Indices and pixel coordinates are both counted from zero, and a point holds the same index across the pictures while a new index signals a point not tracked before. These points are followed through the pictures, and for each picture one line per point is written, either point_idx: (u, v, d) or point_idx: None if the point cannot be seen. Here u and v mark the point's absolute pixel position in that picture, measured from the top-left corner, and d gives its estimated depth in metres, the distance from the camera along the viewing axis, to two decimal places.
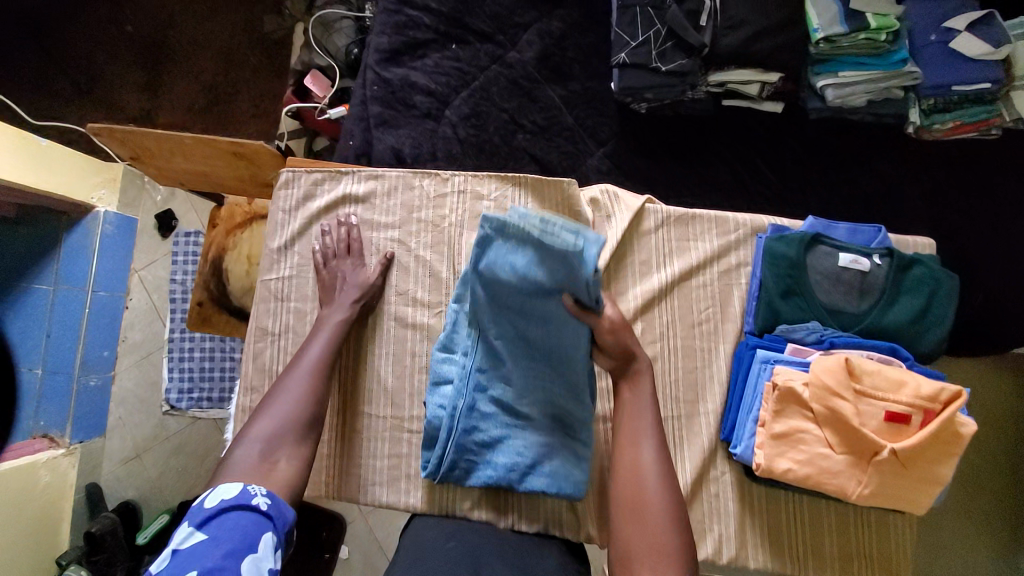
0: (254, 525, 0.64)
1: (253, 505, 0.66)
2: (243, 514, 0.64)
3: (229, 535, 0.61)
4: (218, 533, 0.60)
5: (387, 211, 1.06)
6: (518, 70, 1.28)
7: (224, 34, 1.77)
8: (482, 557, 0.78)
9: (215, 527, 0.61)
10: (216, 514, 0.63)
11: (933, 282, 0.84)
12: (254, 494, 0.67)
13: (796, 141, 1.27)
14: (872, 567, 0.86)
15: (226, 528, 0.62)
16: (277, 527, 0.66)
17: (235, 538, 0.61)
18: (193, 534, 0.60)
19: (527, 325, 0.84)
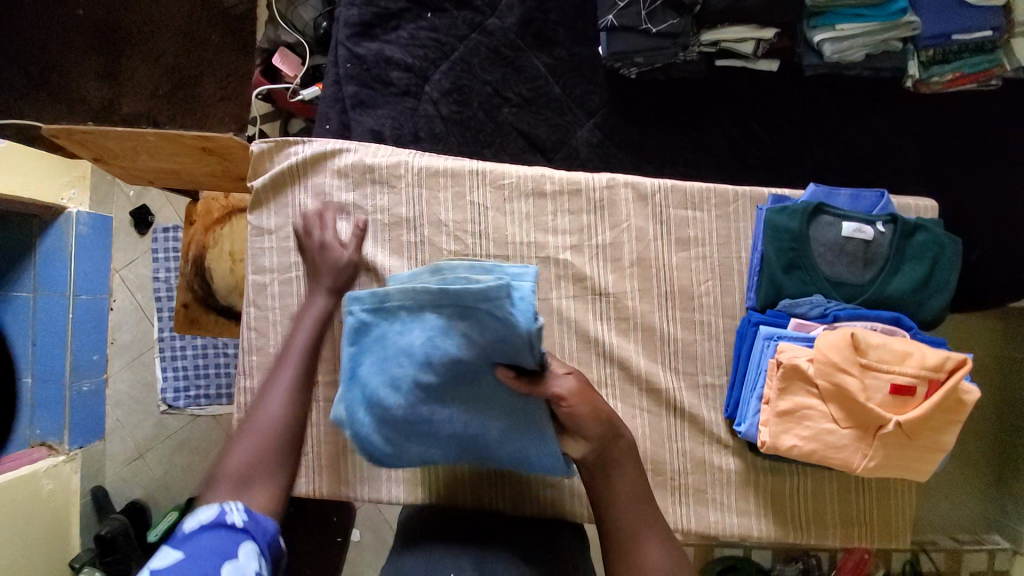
0: (232, 541, 0.54)
1: (228, 521, 0.55)
2: (221, 536, 0.54)
3: (202, 556, 0.51)
4: (189, 556, 0.51)
5: (343, 180, 0.94)
6: (499, 38, 1.20)
7: (181, 11, 1.64)
8: (487, 541, 0.79)
9: (186, 548, 0.51)
10: (194, 534, 0.53)
11: (936, 248, 0.82)
12: (231, 510, 0.56)
13: (792, 100, 1.21)
14: (871, 528, 0.90)
15: (203, 549, 0.52)
16: (259, 542, 0.56)
17: (210, 558, 0.51)
18: (159, 558, 0.51)
19: (460, 402, 0.73)
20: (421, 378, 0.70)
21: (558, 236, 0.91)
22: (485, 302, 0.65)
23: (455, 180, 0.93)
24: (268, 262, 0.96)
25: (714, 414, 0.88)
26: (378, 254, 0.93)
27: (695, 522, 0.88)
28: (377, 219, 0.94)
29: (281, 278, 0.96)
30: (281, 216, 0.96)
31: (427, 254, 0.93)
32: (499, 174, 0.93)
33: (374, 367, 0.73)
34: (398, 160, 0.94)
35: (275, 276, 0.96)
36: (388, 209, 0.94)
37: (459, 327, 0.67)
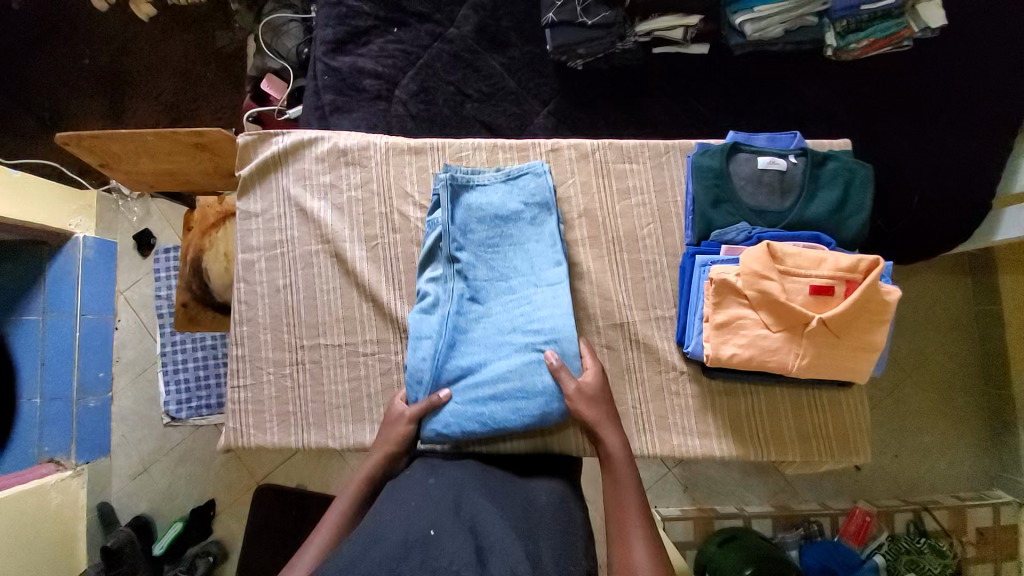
0: None
1: None
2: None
3: None
4: None
5: (318, 165, 1.08)
6: (458, 44, 1.33)
7: (178, 54, 1.82)
8: (465, 493, 0.77)
9: None
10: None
11: (847, 173, 0.93)
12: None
13: (726, 78, 1.33)
14: (829, 441, 0.95)
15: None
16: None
17: None
18: None
19: (507, 272, 0.96)
20: (499, 214, 0.98)
21: None
22: (535, 174, 1.00)
23: (419, 157, 1.08)
24: (257, 242, 1.08)
25: (667, 341, 0.97)
26: (353, 228, 1.07)
27: (660, 446, 0.94)
28: (351, 196, 1.08)
29: (268, 255, 1.07)
30: (267, 201, 1.09)
31: (396, 223, 1.07)
32: (458, 149, 1.07)
33: (463, 216, 0.97)
34: (367, 143, 1.08)
35: (263, 253, 1.08)
36: (359, 186, 1.08)
37: (524, 178, 1.00)
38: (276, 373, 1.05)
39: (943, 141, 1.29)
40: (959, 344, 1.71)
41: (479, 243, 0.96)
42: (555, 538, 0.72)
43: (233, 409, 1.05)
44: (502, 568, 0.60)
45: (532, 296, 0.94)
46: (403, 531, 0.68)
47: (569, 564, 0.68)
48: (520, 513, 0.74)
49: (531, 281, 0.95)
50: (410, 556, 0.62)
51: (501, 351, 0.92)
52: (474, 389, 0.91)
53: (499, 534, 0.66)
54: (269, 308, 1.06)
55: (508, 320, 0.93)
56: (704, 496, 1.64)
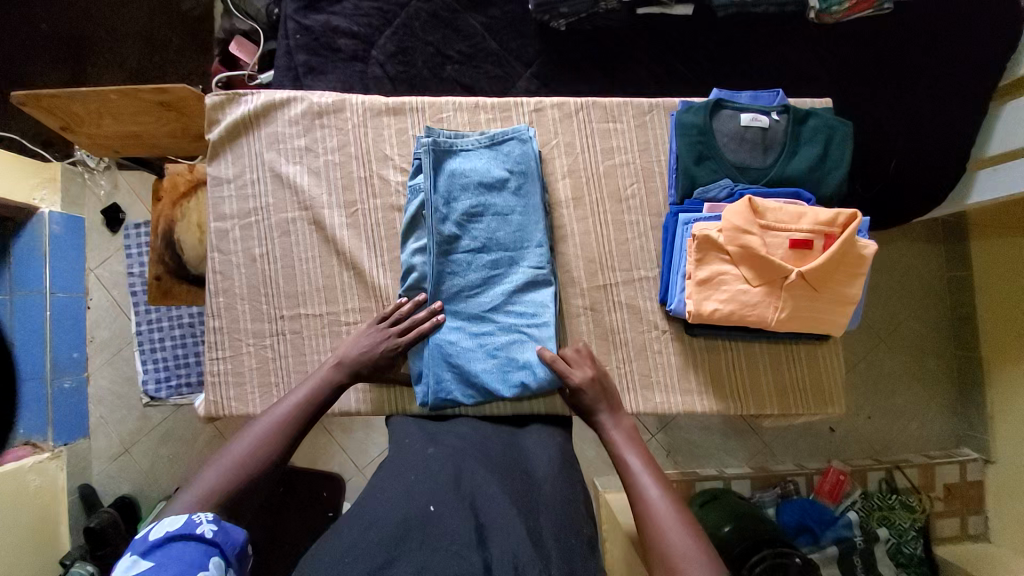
0: (199, 554, 0.59)
1: (197, 534, 0.60)
2: (189, 545, 0.59)
3: (176, 563, 0.57)
4: (164, 560, 0.57)
5: (291, 124, 1.02)
6: (437, 2, 1.27)
7: (140, 17, 1.72)
8: (464, 466, 0.78)
9: (161, 555, 0.57)
10: (163, 542, 0.59)
11: (828, 129, 0.93)
12: (199, 521, 0.62)
13: (712, 40, 1.31)
14: (806, 394, 0.97)
15: (171, 556, 0.58)
16: (226, 553, 0.61)
17: (179, 564, 0.57)
18: (137, 562, 0.56)
19: (492, 244, 0.94)
20: (484, 183, 0.95)
21: None
22: (518, 140, 0.97)
23: (398, 118, 1.03)
24: (229, 209, 1.01)
25: (649, 301, 0.97)
26: (330, 192, 1.01)
27: (644, 404, 0.95)
28: (329, 159, 1.02)
29: (242, 223, 1.01)
30: (239, 165, 1.02)
31: (376, 187, 1.01)
32: (439, 108, 1.03)
33: (445, 184, 0.94)
34: (342, 101, 1.02)
35: (236, 221, 1.01)
36: (337, 149, 1.01)
37: (507, 145, 0.96)
38: (256, 344, 1.00)
39: (925, 104, 1.29)
40: (931, 309, 1.76)
41: (464, 212, 0.94)
42: (556, 507, 0.73)
43: (212, 382, 1.00)
44: (502, 549, 0.61)
45: (516, 275, 0.94)
46: (404, 505, 0.69)
47: (569, 531, 0.70)
48: (520, 485, 0.75)
49: (513, 257, 0.94)
50: (409, 535, 0.63)
51: (488, 329, 0.93)
52: (467, 364, 0.92)
53: (501, 511, 0.67)
54: (245, 277, 1.00)
55: (493, 298, 0.94)
56: (686, 460, 1.67)
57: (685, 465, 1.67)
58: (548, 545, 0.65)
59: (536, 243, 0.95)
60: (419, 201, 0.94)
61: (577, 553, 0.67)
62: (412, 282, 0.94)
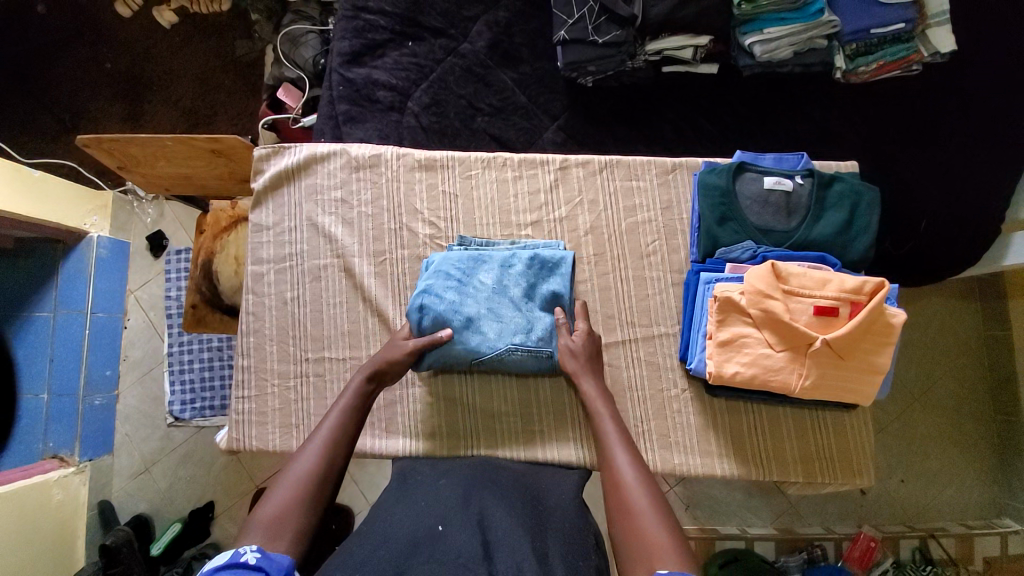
0: None
1: (241, 561, 0.61)
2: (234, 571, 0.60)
3: None
4: None
5: (329, 175, 1.07)
6: (471, 58, 1.34)
7: (198, 61, 1.86)
8: (474, 491, 0.79)
9: None
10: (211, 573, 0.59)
11: (854, 195, 0.93)
12: (242, 550, 0.63)
13: (736, 98, 1.34)
14: (832, 464, 0.94)
15: None
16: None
17: None
18: None
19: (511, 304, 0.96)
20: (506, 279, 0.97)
21: (519, 215, 1.04)
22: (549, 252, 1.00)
23: (429, 172, 1.06)
24: (266, 254, 1.06)
25: (669, 358, 0.97)
26: (361, 240, 1.05)
27: (661, 464, 0.94)
28: (362, 211, 1.06)
29: (277, 267, 1.05)
30: (279, 213, 1.07)
31: (405, 239, 1.05)
32: (468, 163, 1.06)
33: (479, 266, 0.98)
34: (379, 153, 1.07)
35: (272, 265, 1.05)
36: (371, 202, 1.06)
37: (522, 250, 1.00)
38: (280, 385, 1.02)
39: (954, 167, 1.28)
40: (968, 370, 1.68)
41: (479, 309, 0.95)
42: (566, 539, 0.73)
43: (235, 420, 1.02)
44: (506, 562, 0.63)
45: (529, 363, 0.95)
46: (412, 526, 0.70)
47: (576, 555, 0.70)
48: (527, 509, 0.77)
49: (526, 346, 0.94)
50: (418, 551, 0.64)
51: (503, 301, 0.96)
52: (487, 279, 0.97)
53: (507, 530, 0.69)
54: (276, 319, 1.04)
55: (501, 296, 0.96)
56: (706, 517, 1.59)
57: (704, 521, 1.59)
58: (553, 565, 0.65)
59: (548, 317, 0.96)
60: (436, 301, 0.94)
61: None
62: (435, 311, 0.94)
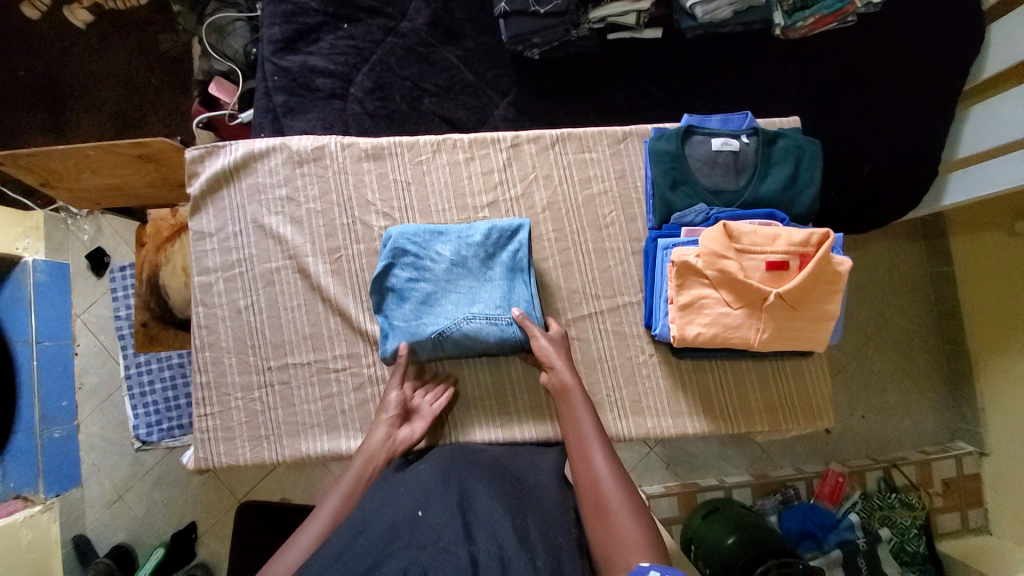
0: None
1: None
2: None
3: None
4: None
5: (270, 173, 1.01)
6: (412, 38, 1.29)
7: (119, 61, 1.73)
8: (456, 470, 0.79)
9: None
10: None
11: (797, 150, 0.95)
12: None
13: (681, 61, 1.34)
14: (795, 409, 0.99)
15: None
16: None
17: None
18: None
19: (474, 282, 0.96)
20: (464, 253, 0.96)
21: (475, 196, 1.02)
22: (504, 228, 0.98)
23: (377, 161, 1.02)
24: (212, 262, 1.01)
25: (635, 326, 0.99)
26: (313, 239, 1.01)
27: (636, 429, 0.96)
28: (311, 207, 1.01)
29: (226, 275, 1.00)
30: (221, 218, 1.01)
31: (359, 233, 1.01)
32: (416, 147, 1.03)
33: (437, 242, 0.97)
34: (323, 146, 1.02)
35: (220, 274, 1.00)
36: (319, 197, 1.01)
37: (479, 223, 0.99)
38: (244, 397, 0.99)
39: (890, 114, 1.33)
40: (917, 306, 1.79)
41: (438, 283, 0.96)
42: (547, 515, 0.74)
43: (201, 437, 0.99)
44: (487, 544, 0.62)
45: (488, 332, 0.93)
46: (391, 513, 0.70)
47: (557, 531, 0.71)
48: (509, 486, 0.77)
49: (486, 315, 0.93)
50: (398, 538, 0.64)
51: (464, 281, 0.96)
52: (446, 259, 0.96)
53: (488, 511, 0.69)
54: (231, 330, 1.00)
55: (461, 277, 0.96)
56: (687, 471, 1.67)
57: (686, 476, 1.66)
58: (534, 544, 0.66)
59: (510, 292, 0.95)
60: (396, 280, 0.95)
61: (566, 558, 0.67)
62: (399, 292, 0.95)
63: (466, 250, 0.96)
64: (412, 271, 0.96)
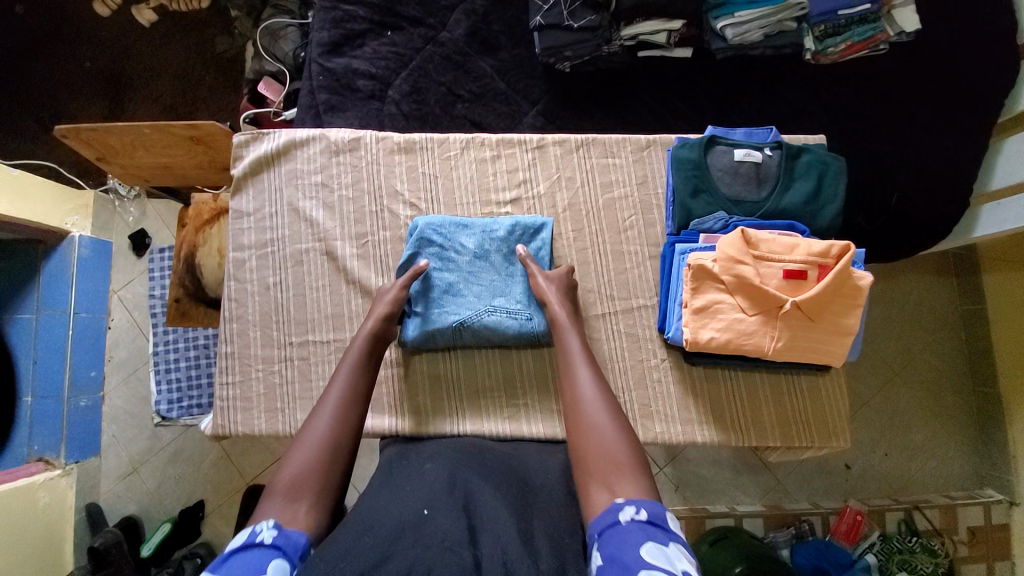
0: (260, 561, 0.59)
1: (258, 541, 0.62)
2: (249, 554, 0.60)
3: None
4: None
5: (308, 160, 1.07)
6: (450, 46, 1.36)
7: (178, 59, 1.85)
8: (461, 473, 0.80)
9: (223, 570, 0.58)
10: (226, 557, 0.60)
11: (821, 165, 0.96)
12: (260, 529, 0.63)
13: (709, 81, 1.36)
14: (809, 427, 0.97)
15: (235, 568, 0.58)
16: (289, 555, 0.62)
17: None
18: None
19: (497, 276, 1.02)
20: (486, 247, 1.02)
21: (499, 193, 1.06)
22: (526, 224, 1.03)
23: (408, 155, 1.07)
24: (247, 240, 1.06)
25: (649, 330, 0.99)
26: (342, 225, 1.05)
27: (644, 433, 0.95)
28: (342, 195, 1.06)
29: (258, 252, 1.05)
30: (259, 200, 1.07)
31: (386, 221, 1.05)
32: (447, 144, 1.07)
33: (461, 234, 1.02)
34: (359, 138, 1.07)
35: (253, 251, 1.05)
36: (351, 185, 1.06)
37: (501, 216, 1.04)
38: (265, 370, 1.02)
39: (922, 143, 1.32)
40: (946, 343, 1.73)
41: (461, 274, 1.01)
42: (552, 518, 0.74)
43: (221, 405, 1.02)
44: (492, 548, 0.63)
45: (507, 325, 0.99)
46: (396, 512, 0.70)
47: (563, 533, 0.71)
48: (514, 491, 0.78)
49: (507, 309, 0.99)
50: (403, 537, 0.65)
51: (485, 273, 1.01)
52: (469, 251, 1.01)
53: (493, 515, 0.70)
54: (258, 304, 1.04)
55: (484, 270, 1.02)
56: (695, 494, 1.62)
57: (694, 499, 1.61)
58: (539, 546, 0.67)
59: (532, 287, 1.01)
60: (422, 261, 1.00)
61: (571, 556, 0.67)
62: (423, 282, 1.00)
63: (489, 244, 1.02)
64: (438, 262, 1.01)
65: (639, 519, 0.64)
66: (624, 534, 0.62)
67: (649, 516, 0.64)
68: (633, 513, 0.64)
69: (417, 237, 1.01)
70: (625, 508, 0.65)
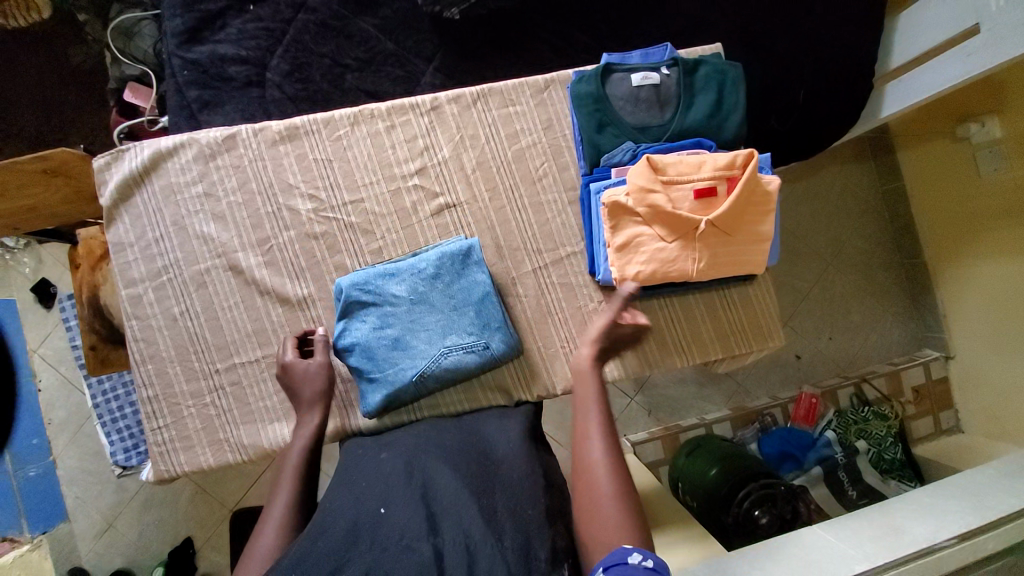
0: None
1: None
2: None
3: None
4: None
5: (182, 170, 0.97)
6: (323, 12, 1.23)
7: (30, 82, 1.62)
8: (419, 458, 0.78)
9: None
10: None
11: (719, 75, 0.95)
12: None
13: (605, 4, 1.29)
14: (747, 335, 1.01)
15: None
16: None
17: None
18: None
19: (444, 316, 0.94)
20: (421, 288, 0.94)
21: (402, 164, 0.99)
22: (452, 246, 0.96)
23: (294, 143, 0.99)
24: (138, 272, 0.97)
25: (581, 276, 0.99)
26: (240, 233, 0.98)
27: None
28: (232, 201, 0.98)
29: (154, 283, 0.97)
30: (139, 226, 0.97)
31: (287, 219, 0.98)
32: (333, 122, 0.99)
33: (392, 286, 0.94)
34: (234, 134, 0.97)
35: (148, 283, 0.97)
36: (238, 188, 0.98)
37: (427, 249, 0.97)
38: (196, 405, 0.97)
39: (820, 31, 1.32)
40: (872, 224, 1.82)
41: (402, 326, 0.94)
42: (513, 487, 0.74)
43: (158, 451, 0.97)
44: (452, 531, 0.64)
45: (468, 361, 0.93)
46: (352, 511, 0.69)
47: (525, 506, 0.70)
48: (476, 465, 0.77)
49: (463, 345, 0.93)
50: (359, 540, 0.64)
51: (429, 319, 0.94)
52: (405, 301, 0.94)
53: (453, 497, 0.68)
54: (170, 338, 0.97)
55: (428, 315, 0.94)
56: (669, 415, 1.70)
57: (669, 419, 1.69)
58: (503, 523, 0.66)
59: (482, 316, 0.94)
60: (357, 334, 0.93)
61: (534, 530, 0.66)
62: (364, 347, 0.93)
63: (424, 285, 0.94)
64: (375, 321, 0.93)
65: (646, 567, 0.58)
66: (629, 575, 0.57)
67: (656, 564, 0.59)
68: (641, 559, 0.59)
69: (345, 302, 0.93)
70: (631, 553, 0.60)
